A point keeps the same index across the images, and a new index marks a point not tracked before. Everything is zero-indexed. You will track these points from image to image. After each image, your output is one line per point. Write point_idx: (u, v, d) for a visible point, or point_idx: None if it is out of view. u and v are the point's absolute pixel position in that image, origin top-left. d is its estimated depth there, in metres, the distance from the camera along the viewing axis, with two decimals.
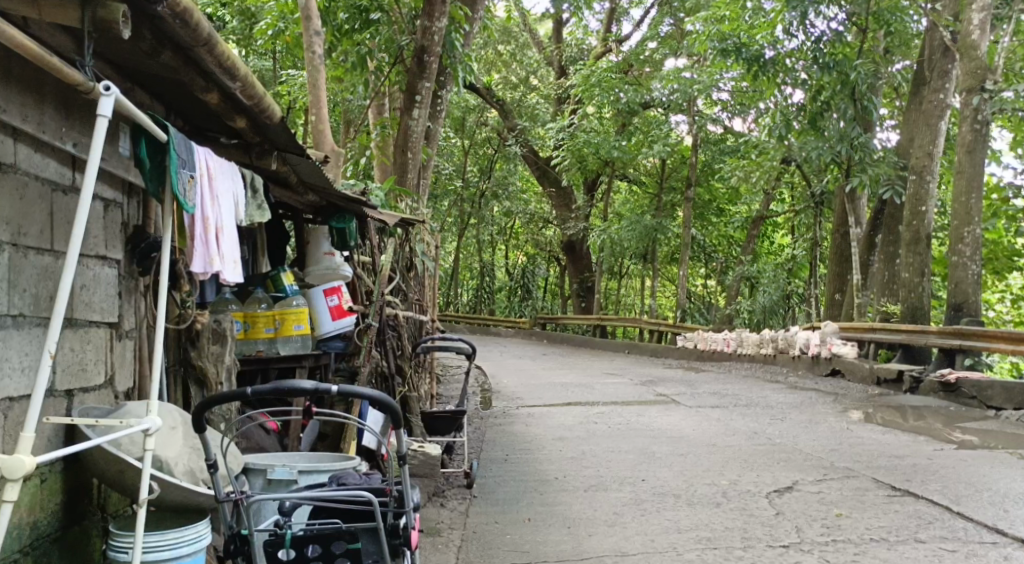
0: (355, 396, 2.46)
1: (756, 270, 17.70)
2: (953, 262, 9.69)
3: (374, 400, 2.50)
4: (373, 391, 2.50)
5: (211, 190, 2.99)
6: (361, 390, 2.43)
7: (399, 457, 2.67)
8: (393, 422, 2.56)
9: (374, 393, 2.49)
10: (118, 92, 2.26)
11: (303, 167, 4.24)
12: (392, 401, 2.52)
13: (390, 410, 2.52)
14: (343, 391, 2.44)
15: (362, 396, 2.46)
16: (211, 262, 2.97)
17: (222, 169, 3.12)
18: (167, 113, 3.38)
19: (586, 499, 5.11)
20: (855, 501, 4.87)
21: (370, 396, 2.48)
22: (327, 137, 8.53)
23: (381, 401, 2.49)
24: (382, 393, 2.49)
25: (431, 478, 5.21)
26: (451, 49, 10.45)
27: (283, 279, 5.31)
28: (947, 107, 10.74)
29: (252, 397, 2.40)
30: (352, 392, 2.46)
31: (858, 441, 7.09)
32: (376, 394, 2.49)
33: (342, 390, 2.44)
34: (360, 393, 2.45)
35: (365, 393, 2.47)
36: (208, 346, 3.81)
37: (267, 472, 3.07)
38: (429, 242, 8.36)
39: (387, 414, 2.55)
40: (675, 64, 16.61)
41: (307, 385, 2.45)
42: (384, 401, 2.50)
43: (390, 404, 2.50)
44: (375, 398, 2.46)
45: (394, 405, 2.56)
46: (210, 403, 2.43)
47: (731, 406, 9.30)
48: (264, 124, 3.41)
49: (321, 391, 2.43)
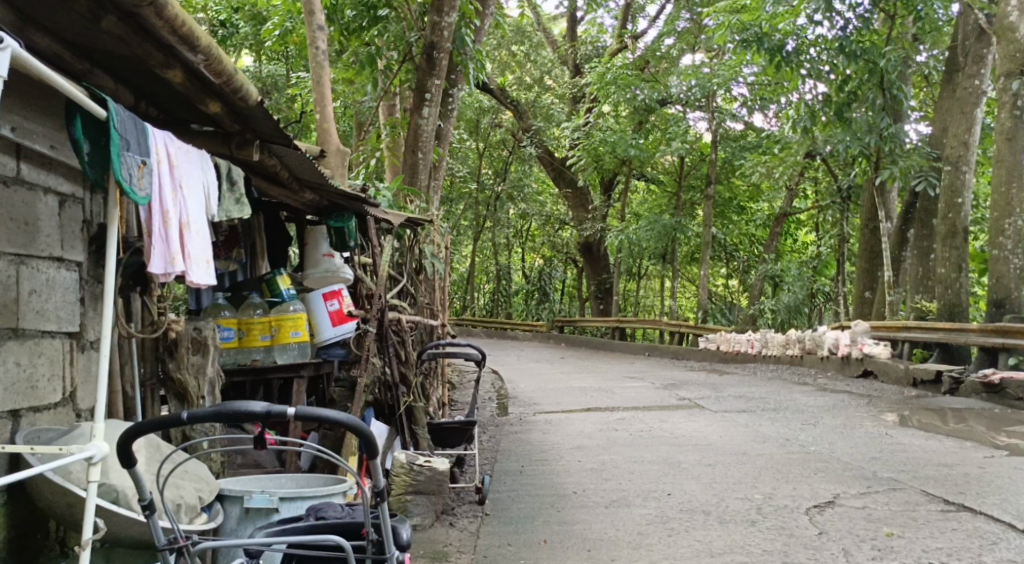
0: (316, 419, 2.08)
1: (781, 268, 17.22)
2: (993, 256, 9.25)
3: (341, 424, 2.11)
4: (340, 415, 2.11)
5: (173, 180, 2.65)
6: (329, 412, 2.05)
7: (376, 496, 2.20)
8: (367, 454, 2.18)
9: (342, 416, 2.11)
10: (16, 46, 1.92)
11: (291, 158, 3.88)
12: (366, 427, 2.13)
13: (366, 439, 2.13)
14: (302, 414, 2.06)
15: (325, 419, 2.08)
16: (173, 261, 2.61)
17: (189, 158, 2.78)
18: (135, 101, 3.03)
19: (608, 516, 4.72)
20: (907, 518, 4.50)
21: (335, 419, 2.09)
22: (333, 136, 8.04)
23: (350, 426, 2.11)
24: (350, 416, 2.11)
25: (439, 496, 4.73)
26: (462, 45, 10.05)
27: (278, 283, 4.99)
28: (982, 92, 10.24)
29: (190, 422, 1.96)
30: (314, 416, 2.07)
31: (900, 448, 6.65)
32: (341, 417, 2.11)
33: (301, 413, 2.05)
34: (325, 417, 2.06)
35: (330, 415, 2.09)
36: (188, 357, 3.44)
37: (244, 500, 2.72)
38: (439, 244, 8.00)
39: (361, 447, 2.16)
40: (694, 60, 16.19)
41: (259, 406, 2.03)
42: (354, 425, 2.12)
43: (363, 430, 2.11)
44: (343, 421, 2.08)
45: (370, 435, 2.17)
46: (141, 430, 1.96)
47: (758, 410, 8.86)
48: (240, 110, 3.06)
49: (276, 414, 2.03)
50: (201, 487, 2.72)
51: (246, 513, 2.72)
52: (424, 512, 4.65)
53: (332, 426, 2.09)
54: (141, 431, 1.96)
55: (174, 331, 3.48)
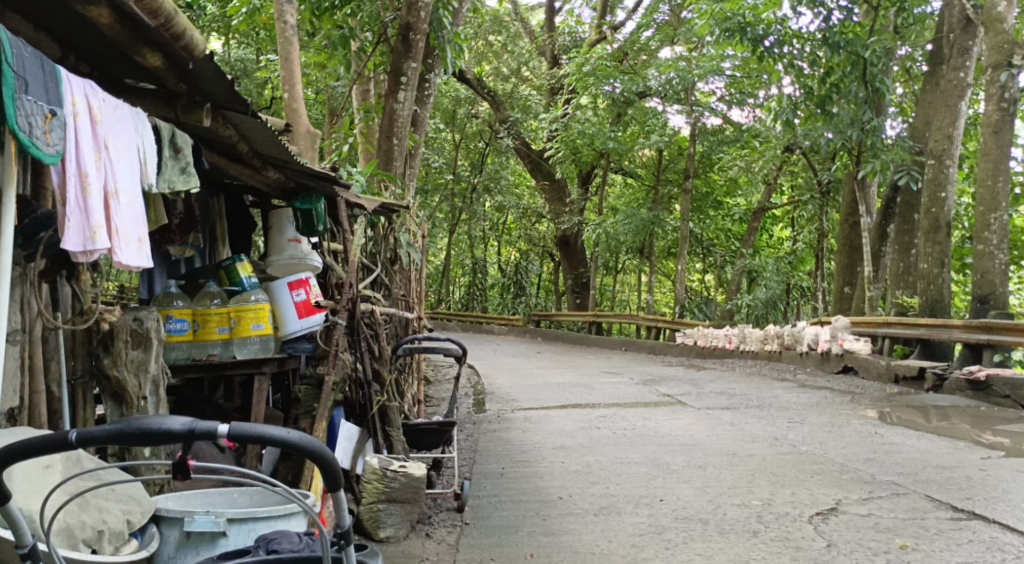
0: (258, 440, 1.68)
1: (758, 264, 16.87)
2: (978, 251, 9.00)
3: (289, 445, 1.72)
4: (285, 434, 1.72)
5: (94, 137, 2.44)
6: (271, 434, 1.66)
7: (338, 533, 1.84)
8: (328, 484, 1.79)
9: (291, 435, 1.72)
10: None
11: (249, 127, 3.47)
12: (322, 447, 1.76)
13: (324, 465, 1.74)
14: (239, 435, 1.66)
15: (269, 439, 1.69)
16: (94, 237, 2.38)
17: (119, 115, 2.57)
18: (61, 54, 2.69)
19: (598, 526, 4.37)
20: (917, 527, 4.19)
21: (280, 440, 1.71)
22: (303, 117, 7.60)
23: (295, 447, 1.71)
24: (300, 435, 1.73)
25: (415, 504, 4.34)
26: (439, 27, 9.55)
27: (238, 270, 4.62)
28: (967, 85, 9.96)
29: (87, 442, 1.64)
30: (253, 437, 1.67)
31: (895, 448, 6.36)
32: (289, 436, 1.72)
33: (234, 432, 1.66)
34: (266, 435, 1.68)
35: (273, 435, 1.70)
36: (126, 351, 3.03)
37: (184, 523, 2.33)
38: (414, 232, 7.62)
39: (319, 472, 1.77)
40: (674, 51, 15.77)
41: (181, 423, 1.68)
42: (307, 447, 1.74)
43: (316, 451, 1.73)
44: (287, 440, 1.70)
45: (329, 458, 1.78)
46: (40, 446, 1.67)
47: (743, 408, 8.54)
48: (182, 62, 2.70)
49: (201, 434, 1.66)
50: (129, 508, 2.28)
51: (187, 538, 2.33)
52: (398, 524, 4.25)
53: (277, 446, 1.71)
54: (42, 447, 1.68)
55: (106, 323, 3.05)
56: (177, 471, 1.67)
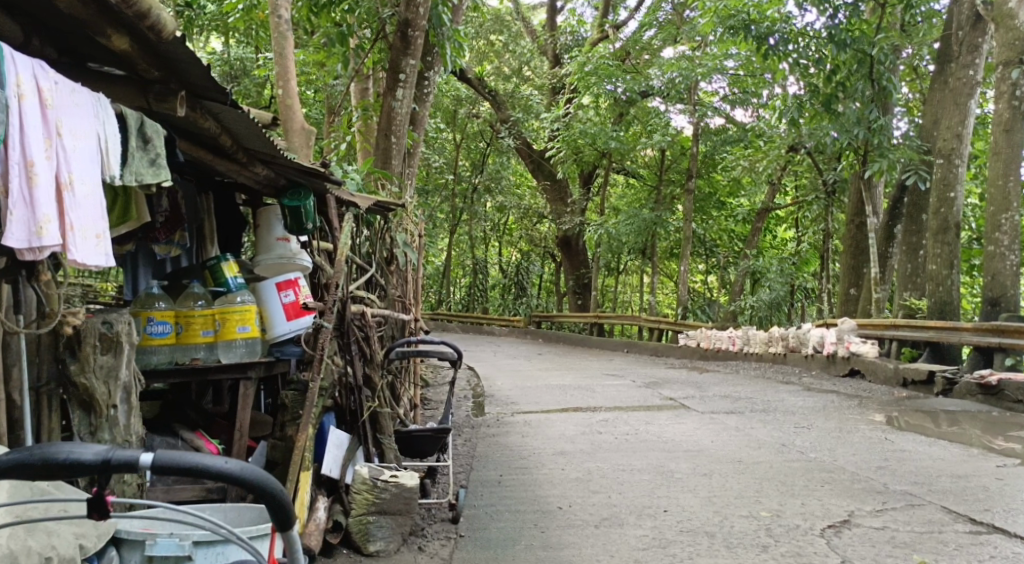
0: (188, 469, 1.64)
1: (762, 265, 16.58)
2: (989, 252, 8.78)
3: (226, 474, 1.68)
4: (219, 462, 1.67)
5: (45, 121, 2.40)
6: (201, 461, 1.61)
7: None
8: (277, 523, 1.75)
9: (228, 464, 1.68)
10: None
11: (229, 118, 3.28)
12: (264, 477, 1.72)
13: (262, 496, 1.69)
14: (163, 464, 1.63)
15: (198, 470, 1.64)
16: (41, 231, 2.36)
17: (74, 98, 2.51)
18: (26, 37, 2.49)
19: (599, 539, 4.17)
20: (935, 542, 3.99)
21: (214, 471, 1.67)
22: (297, 114, 7.40)
23: (227, 477, 1.66)
24: (238, 464, 1.69)
25: (408, 516, 4.15)
26: (439, 24, 9.32)
27: (223, 270, 4.42)
28: (976, 84, 9.80)
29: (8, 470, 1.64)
30: (181, 466, 1.64)
31: (907, 456, 6.15)
32: (225, 465, 1.68)
33: (157, 460, 1.63)
34: (191, 464, 1.63)
35: (207, 464, 1.66)
36: (94, 356, 2.89)
37: (145, 547, 2.17)
38: (411, 231, 7.43)
39: (266, 509, 1.73)
40: (677, 50, 15.53)
41: (103, 451, 1.65)
42: (246, 477, 1.69)
43: (250, 480, 1.67)
44: (216, 469, 1.65)
45: (277, 490, 1.74)
46: None
47: (747, 412, 8.33)
48: (156, 46, 2.57)
49: (123, 462, 1.64)
50: (82, 532, 2.16)
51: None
52: (389, 537, 4.06)
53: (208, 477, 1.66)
54: None
55: (68, 327, 2.82)
56: (92, 505, 1.64)
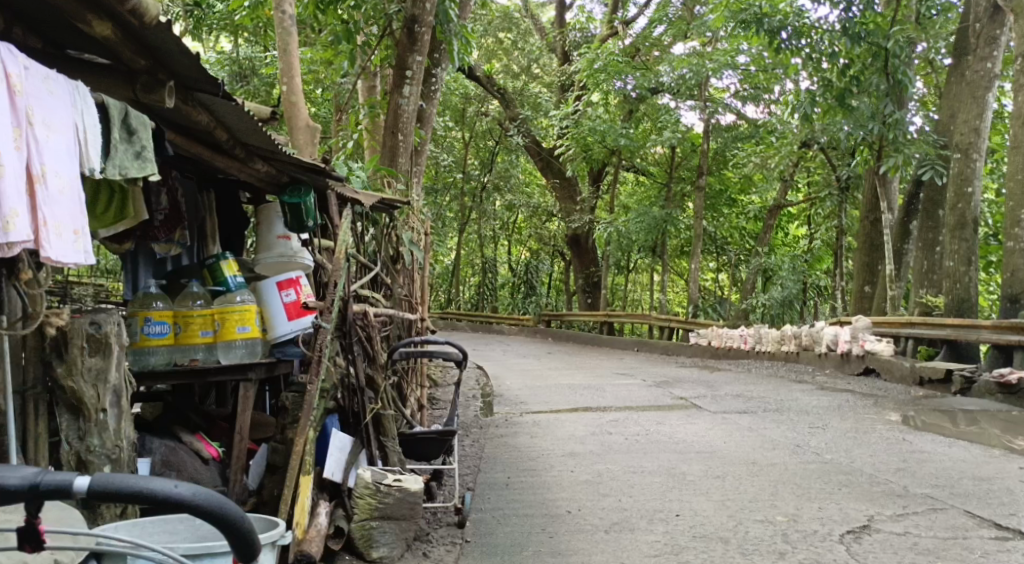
0: (126, 498, 1.33)
1: (775, 262, 16.35)
2: (1009, 248, 8.57)
3: (178, 501, 1.36)
4: (166, 487, 1.35)
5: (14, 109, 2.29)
6: (143, 489, 1.30)
7: None
8: (239, 555, 1.44)
9: (179, 490, 1.35)
10: None
11: (224, 111, 3.19)
12: (226, 502, 1.40)
13: (220, 525, 1.40)
14: (99, 491, 1.32)
15: (140, 498, 1.33)
16: (8, 225, 2.24)
17: (42, 83, 2.40)
18: (5, 30, 2.41)
19: (610, 545, 4.03)
20: (959, 549, 3.84)
21: (161, 496, 1.34)
22: (302, 111, 7.27)
23: (175, 506, 1.35)
24: (193, 489, 1.37)
25: (412, 521, 4.03)
26: (445, 21, 9.18)
27: (222, 269, 4.31)
28: (995, 76, 9.60)
29: None
30: (122, 493, 1.32)
31: (927, 457, 5.98)
32: (176, 490, 1.36)
33: (92, 487, 1.32)
34: (126, 490, 1.32)
35: (153, 489, 1.33)
36: (83, 359, 2.87)
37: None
38: (417, 229, 7.30)
39: (227, 540, 1.42)
40: (687, 46, 15.32)
41: (24, 474, 1.35)
42: (203, 502, 1.37)
43: (202, 506, 1.37)
44: (159, 495, 1.33)
45: (237, 515, 1.43)
46: None
47: (761, 412, 8.17)
48: (138, 34, 2.51)
49: (47, 489, 1.33)
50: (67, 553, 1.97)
51: None
52: (393, 543, 3.93)
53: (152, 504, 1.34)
54: None
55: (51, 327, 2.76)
56: (24, 536, 1.36)
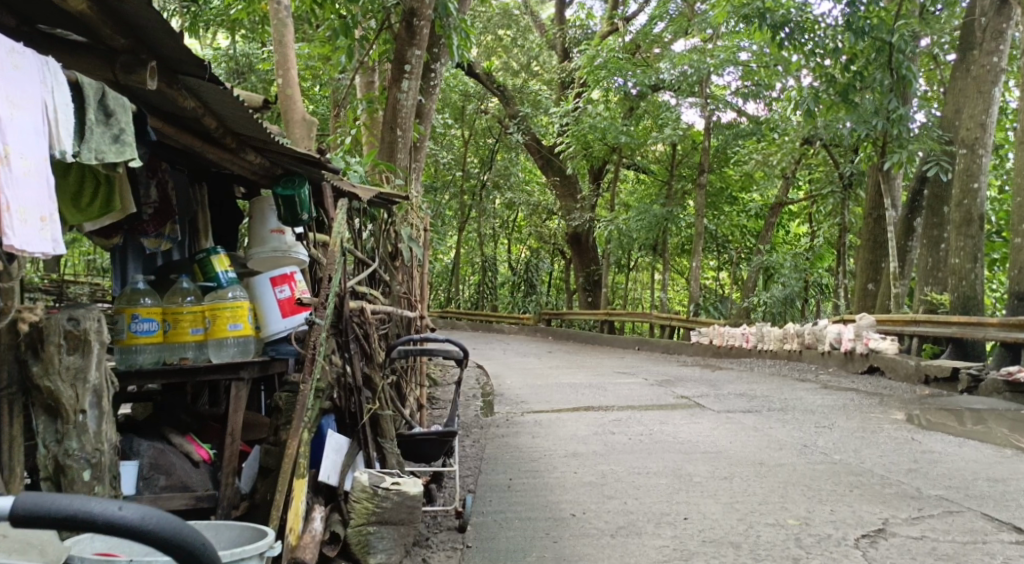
0: (57, 523, 1.23)
1: (776, 260, 16.15)
2: (1017, 245, 8.41)
3: (122, 524, 1.26)
4: (105, 509, 1.25)
5: None
6: (78, 510, 1.21)
7: None
8: None
9: (122, 511, 1.25)
10: None
11: (211, 97, 3.08)
12: (178, 525, 1.30)
13: (171, 549, 1.28)
14: (28, 516, 1.23)
15: (74, 523, 1.23)
16: None
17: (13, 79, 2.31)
18: None
19: (616, 550, 3.87)
20: (980, 554, 3.69)
21: (97, 521, 1.24)
22: (298, 105, 7.11)
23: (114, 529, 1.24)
24: (137, 511, 1.26)
25: (411, 525, 3.90)
26: (445, 15, 9.00)
27: (213, 264, 4.11)
28: (1001, 70, 9.44)
29: None
30: (52, 517, 1.24)
31: (939, 458, 5.82)
32: (118, 513, 1.26)
33: (21, 512, 1.24)
34: (60, 512, 1.23)
35: (91, 512, 1.24)
36: (60, 357, 2.73)
37: None
38: (416, 225, 7.14)
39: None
40: (688, 43, 15.14)
41: None
42: (151, 525, 1.27)
43: (143, 528, 1.25)
44: (95, 516, 1.24)
45: (192, 537, 1.32)
46: None
47: (765, 411, 8.02)
48: (117, 8, 2.45)
49: None
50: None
51: None
52: (391, 548, 3.79)
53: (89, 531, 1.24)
54: None
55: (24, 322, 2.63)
56: None
